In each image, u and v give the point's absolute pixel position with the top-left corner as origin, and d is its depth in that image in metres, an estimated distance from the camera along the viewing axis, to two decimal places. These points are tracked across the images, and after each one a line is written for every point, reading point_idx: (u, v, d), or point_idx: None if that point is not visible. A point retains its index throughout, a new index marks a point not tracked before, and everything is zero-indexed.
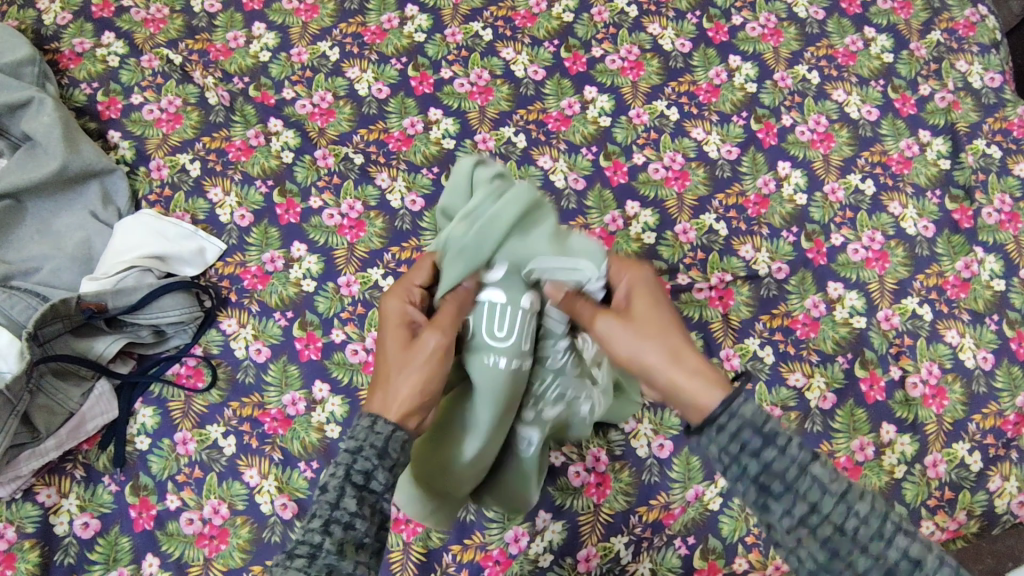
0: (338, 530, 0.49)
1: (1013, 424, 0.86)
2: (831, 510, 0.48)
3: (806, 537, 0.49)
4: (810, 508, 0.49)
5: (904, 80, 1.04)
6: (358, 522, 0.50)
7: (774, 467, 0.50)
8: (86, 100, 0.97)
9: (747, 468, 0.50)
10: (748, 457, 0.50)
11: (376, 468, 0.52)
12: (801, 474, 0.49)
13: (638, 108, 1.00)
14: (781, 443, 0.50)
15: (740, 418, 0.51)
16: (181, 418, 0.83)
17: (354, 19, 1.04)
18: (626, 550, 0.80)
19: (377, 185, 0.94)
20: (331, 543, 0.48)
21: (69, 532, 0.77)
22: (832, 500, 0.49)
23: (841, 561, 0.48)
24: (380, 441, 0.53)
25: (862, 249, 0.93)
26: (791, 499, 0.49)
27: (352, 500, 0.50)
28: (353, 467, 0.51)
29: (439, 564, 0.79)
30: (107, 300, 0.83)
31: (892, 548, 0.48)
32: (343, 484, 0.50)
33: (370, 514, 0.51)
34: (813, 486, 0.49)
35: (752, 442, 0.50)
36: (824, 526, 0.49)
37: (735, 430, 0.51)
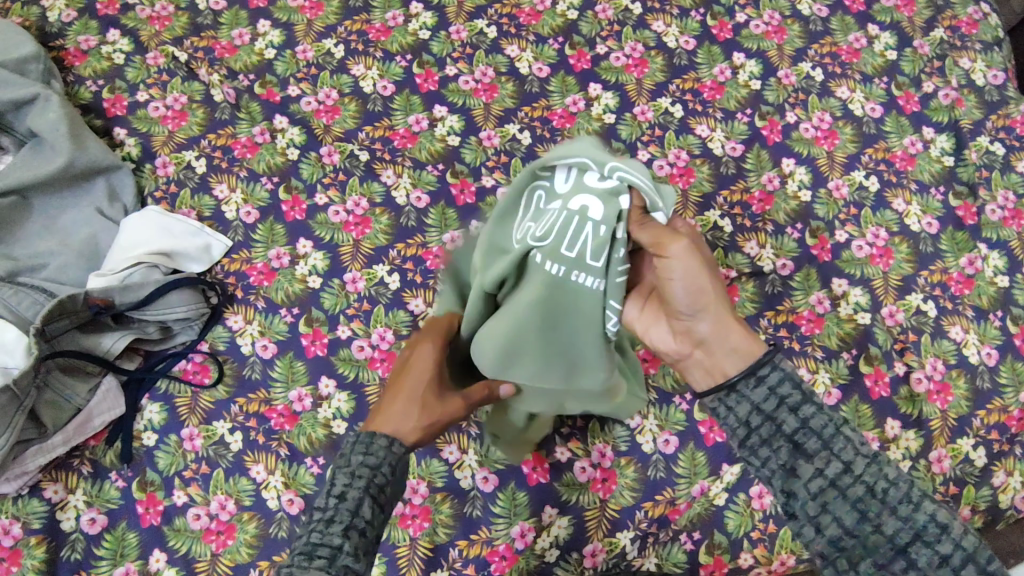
0: (355, 535, 0.51)
1: (1017, 419, 0.86)
2: (862, 471, 0.49)
3: (835, 500, 0.49)
4: (843, 467, 0.50)
5: (908, 77, 1.04)
6: (372, 530, 0.52)
7: (811, 423, 0.52)
8: (91, 97, 0.97)
9: (782, 424, 0.52)
10: (785, 414, 0.53)
11: (389, 482, 0.54)
12: (836, 434, 0.51)
13: (643, 106, 1.00)
14: (819, 404, 0.53)
15: (781, 372, 0.54)
16: (188, 414, 0.83)
17: (358, 17, 1.05)
18: (632, 546, 0.81)
19: (383, 182, 0.94)
20: (349, 546, 0.50)
21: (76, 527, 0.78)
22: (864, 461, 0.50)
23: (868, 522, 0.48)
24: (396, 457, 0.55)
25: (867, 246, 0.93)
26: (825, 457, 0.50)
27: (368, 510, 0.52)
28: (373, 479, 0.53)
29: (446, 559, 0.79)
30: (114, 296, 0.83)
31: (922, 511, 0.47)
32: (363, 495, 0.52)
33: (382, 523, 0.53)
34: (847, 446, 0.51)
35: (791, 398, 0.53)
36: (855, 487, 0.49)
37: (775, 382, 0.54)
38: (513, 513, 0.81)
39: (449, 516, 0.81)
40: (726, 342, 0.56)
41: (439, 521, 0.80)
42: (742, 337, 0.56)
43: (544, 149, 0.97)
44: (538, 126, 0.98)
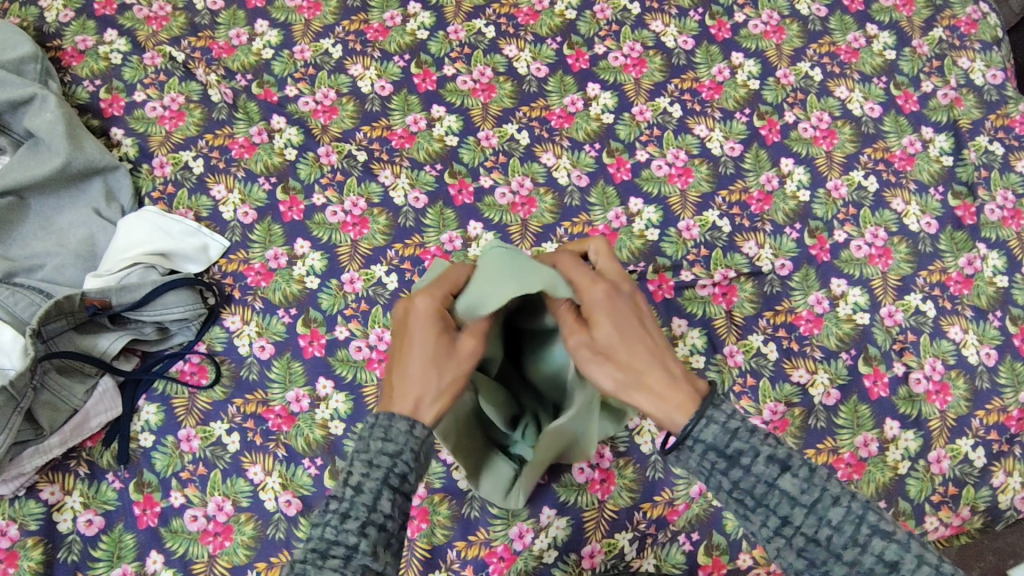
0: (373, 532, 0.51)
1: (1017, 419, 0.86)
2: (802, 523, 0.50)
3: (785, 548, 0.51)
4: (782, 521, 0.51)
5: (907, 77, 1.04)
6: (390, 524, 0.52)
7: (743, 484, 0.52)
8: (88, 97, 0.97)
9: (720, 483, 0.53)
10: (719, 475, 0.53)
11: (409, 471, 0.54)
12: (768, 490, 0.51)
13: (641, 105, 1.00)
14: (746, 463, 0.52)
15: (702, 444, 0.53)
16: (185, 415, 0.83)
17: (357, 17, 1.04)
18: (631, 546, 0.81)
19: (381, 182, 0.94)
20: (365, 544, 0.50)
21: (72, 529, 0.77)
22: (803, 512, 0.50)
23: (818, 569, 0.49)
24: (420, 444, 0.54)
25: (866, 246, 0.93)
26: (765, 513, 0.51)
27: (386, 502, 0.52)
28: (392, 469, 0.53)
29: (444, 560, 0.79)
30: (111, 297, 0.82)
31: (869, 553, 0.48)
32: (380, 488, 0.52)
33: (399, 515, 0.53)
34: (782, 501, 0.50)
35: (718, 463, 0.53)
36: (798, 538, 0.50)
37: (701, 452, 0.53)
38: (511, 513, 0.81)
39: (447, 517, 0.80)
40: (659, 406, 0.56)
41: (437, 522, 0.80)
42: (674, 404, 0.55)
43: (542, 149, 0.97)
44: (536, 126, 0.98)
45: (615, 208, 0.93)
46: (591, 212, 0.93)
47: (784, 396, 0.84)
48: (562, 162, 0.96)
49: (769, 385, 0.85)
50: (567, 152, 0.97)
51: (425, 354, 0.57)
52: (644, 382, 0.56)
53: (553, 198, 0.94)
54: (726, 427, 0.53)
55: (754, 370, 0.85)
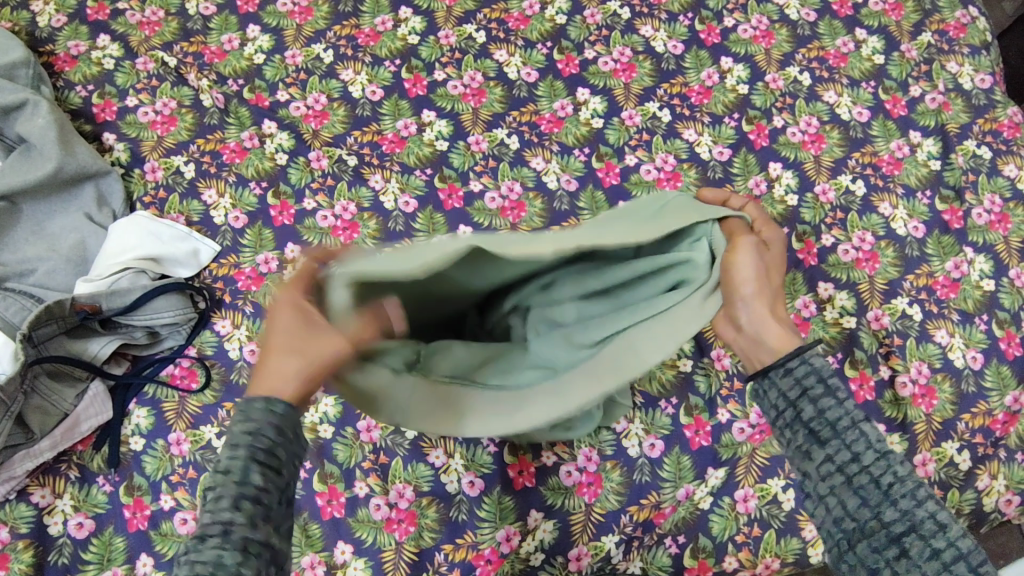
0: (248, 506, 0.45)
1: (1002, 423, 0.87)
2: (871, 463, 0.52)
3: (840, 486, 0.52)
4: (851, 457, 0.52)
5: (895, 81, 1.04)
6: (266, 495, 0.46)
7: (827, 414, 0.54)
8: (81, 102, 0.97)
9: (802, 412, 0.55)
10: (805, 402, 0.55)
11: (277, 445, 0.48)
12: (851, 427, 0.53)
13: (631, 110, 1.00)
14: (840, 398, 0.55)
15: (809, 366, 0.57)
16: (175, 419, 0.84)
17: (347, 22, 1.05)
18: (617, 550, 0.82)
19: (371, 186, 0.95)
20: (242, 517, 0.45)
21: (63, 532, 0.78)
22: (873, 455, 0.52)
23: (870, 511, 0.50)
24: (277, 417, 0.49)
25: (853, 250, 0.94)
26: (837, 446, 0.53)
27: (259, 476, 0.46)
28: (255, 446, 0.47)
29: (431, 563, 0.80)
30: (101, 301, 0.83)
31: (923, 508, 0.50)
32: (246, 463, 0.46)
33: (277, 488, 0.47)
34: (859, 440, 0.53)
35: (814, 389, 0.55)
36: (861, 476, 0.52)
37: (801, 374, 0.56)
38: (498, 517, 0.81)
39: (435, 520, 0.81)
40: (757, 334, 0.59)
41: (425, 525, 0.81)
42: (775, 335, 0.59)
43: (532, 154, 0.97)
44: (525, 131, 0.99)
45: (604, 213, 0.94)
46: (579, 216, 0.94)
47: None
48: (551, 167, 0.97)
49: None
50: (556, 157, 0.97)
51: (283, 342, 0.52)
52: (776, 308, 0.60)
53: (543, 203, 0.95)
54: (830, 366, 0.57)
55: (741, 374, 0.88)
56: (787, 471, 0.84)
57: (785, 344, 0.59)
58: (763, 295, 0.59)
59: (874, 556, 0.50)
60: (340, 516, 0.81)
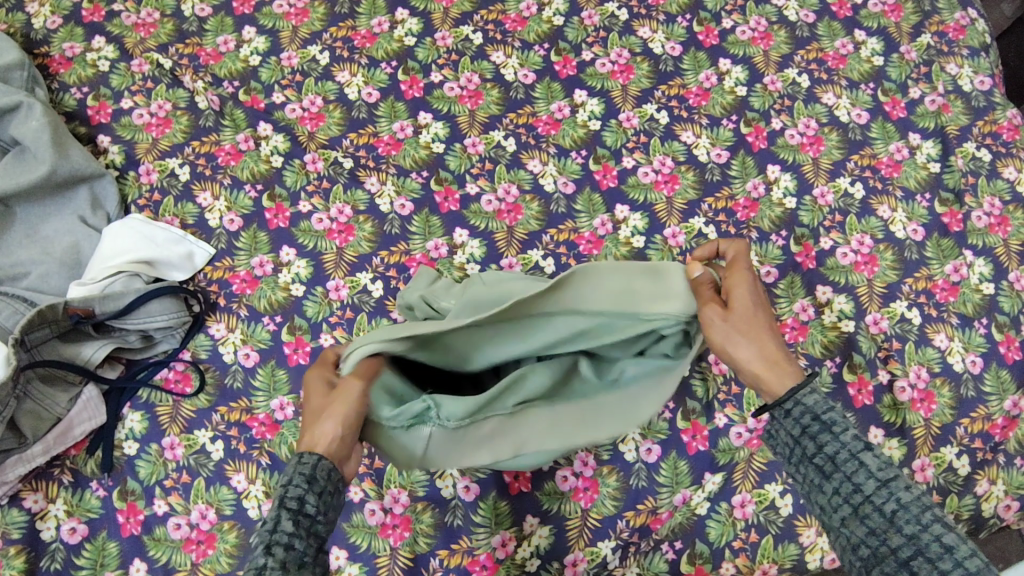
0: (279, 551, 0.48)
1: (1001, 427, 0.86)
2: (873, 492, 0.53)
3: (850, 517, 0.53)
4: (854, 488, 0.53)
5: (894, 83, 1.03)
6: (297, 542, 0.49)
7: (827, 448, 0.56)
8: (76, 104, 0.97)
9: (806, 449, 0.57)
10: (808, 440, 0.58)
11: (307, 493, 0.52)
12: (850, 458, 0.55)
13: (628, 112, 1.00)
14: (837, 431, 0.57)
15: (802, 406, 0.59)
16: (169, 423, 0.83)
17: (343, 23, 1.04)
18: (613, 555, 0.81)
19: (367, 189, 0.94)
20: (274, 561, 0.47)
21: (56, 537, 0.78)
22: (875, 484, 0.53)
23: (878, 539, 0.51)
24: (308, 468, 0.53)
25: (851, 253, 0.93)
26: (840, 479, 0.54)
27: (290, 522, 0.49)
28: (287, 495, 0.51)
29: (426, 569, 0.79)
30: (94, 306, 0.82)
31: (928, 532, 0.49)
32: (277, 512, 0.50)
33: (307, 534, 0.50)
34: (860, 471, 0.54)
35: (812, 426, 0.58)
36: (866, 505, 0.52)
37: (798, 414, 0.59)
38: (494, 522, 0.81)
39: (430, 525, 0.81)
40: (762, 373, 0.62)
41: (420, 531, 0.81)
42: (777, 376, 0.61)
43: (529, 156, 0.97)
44: (522, 133, 0.98)
45: (601, 216, 0.94)
46: (576, 219, 0.94)
47: None
48: (548, 169, 0.96)
49: (754, 393, 0.87)
50: (553, 159, 0.97)
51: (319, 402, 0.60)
52: (768, 355, 0.62)
53: (539, 206, 0.94)
54: (826, 400, 0.59)
55: (739, 378, 0.88)
56: (785, 476, 0.83)
57: (780, 383, 0.61)
58: (741, 343, 0.62)
59: None
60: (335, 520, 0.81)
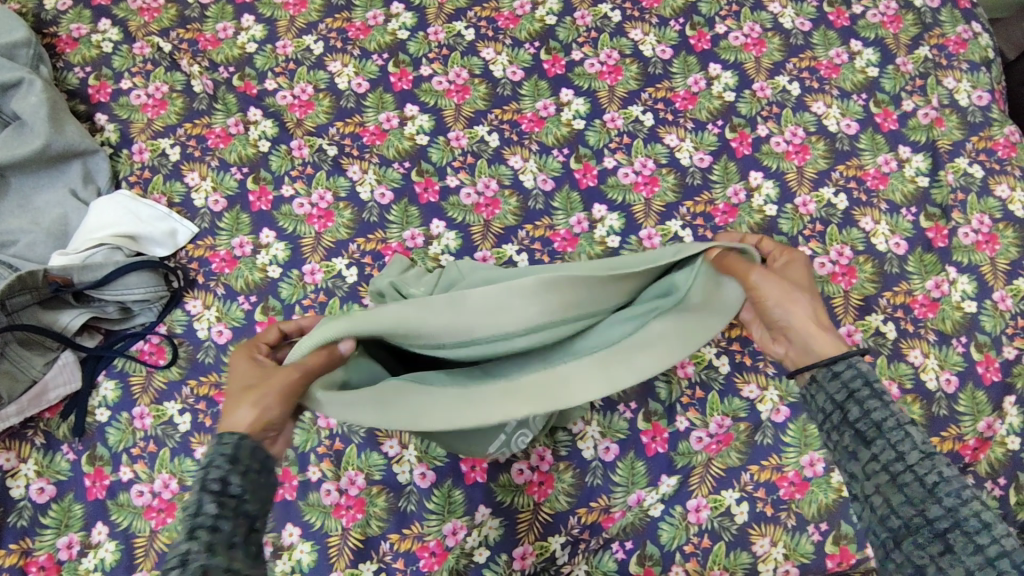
0: (204, 534, 0.45)
1: (972, 448, 0.84)
2: (914, 462, 0.50)
3: (885, 484, 0.51)
4: (895, 456, 0.51)
5: (888, 95, 1.02)
6: (224, 523, 0.46)
7: (873, 414, 0.54)
8: (78, 83, 1.01)
9: (849, 413, 0.55)
10: (853, 404, 0.55)
11: (230, 473, 0.49)
12: (896, 427, 0.52)
13: (613, 113, 1.00)
14: (885, 399, 0.54)
15: (855, 370, 0.56)
16: (140, 393, 0.86)
17: (340, 15, 1.06)
18: (562, 551, 0.81)
19: (349, 177, 0.96)
20: (199, 545, 0.45)
21: (25, 496, 0.81)
22: (919, 455, 0.50)
23: (914, 508, 0.49)
24: (231, 447, 0.51)
25: (829, 264, 0.92)
26: (882, 446, 0.52)
27: (214, 504, 0.47)
28: (208, 476, 0.48)
29: (376, 551, 0.80)
30: (73, 275, 0.85)
31: (968, 506, 0.47)
32: (199, 494, 0.47)
33: (235, 515, 0.48)
34: (904, 440, 0.51)
35: (860, 390, 0.55)
36: (906, 474, 0.50)
37: (848, 377, 0.56)
38: (446, 510, 0.82)
39: (383, 509, 0.82)
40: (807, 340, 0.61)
41: (373, 513, 0.82)
42: (825, 343, 0.60)
43: (511, 152, 0.98)
44: (506, 129, 0.99)
45: (578, 214, 0.94)
46: (554, 216, 0.94)
47: (732, 411, 0.86)
48: (529, 166, 0.97)
49: (718, 398, 0.87)
50: (535, 156, 0.98)
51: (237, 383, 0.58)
52: (815, 318, 0.61)
53: (517, 201, 0.95)
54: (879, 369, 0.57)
55: (703, 383, 0.87)
56: (743, 484, 0.83)
57: (828, 348, 0.60)
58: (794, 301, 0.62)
59: (917, 552, 0.48)
60: (291, 498, 0.82)
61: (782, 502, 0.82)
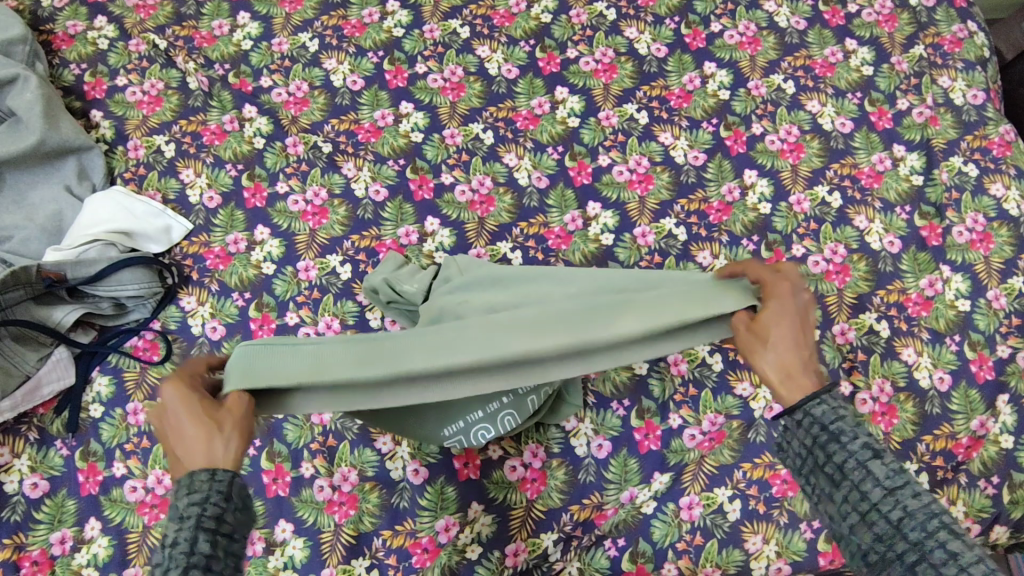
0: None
1: (965, 447, 0.84)
2: (879, 499, 0.47)
3: (856, 525, 0.48)
4: (860, 495, 0.48)
5: (882, 94, 1.02)
6: (217, 564, 0.45)
7: (834, 456, 0.50)
8: (73, 80, 1.01)
9: (814, 459, 0.52)
10: (817, 449, 0.52)
11: (225, 510, 0.47)
12: (857, 466, 0.49)
13: (608, 111, 1.00)
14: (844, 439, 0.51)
15: (812, 415, 0.53)
16: (134, 389, 0.86)
17: (335, 12, 1.06)
18: (555, 548, 0.81)
19: (344, 174, 0.96)
20: None
21: (18, 491, 0.81)
22: (881, 492, 0.48)
23: (885, 544, 0.46)
24: (226, 483, 0.48)
25: (823, 262, 0.92)
26: (847, 487, 0.49)
27: (208, 544, 0.45)
28: (203, 513, 0.46)
29: (368, 548, 0.80)
30: (66, 270, 0.85)
31: (934, 538, 0.45)
32: (193, 531, 0.45)
33: (227, 555, 0.46)
34: (866, 478, 0.49)
35: (820, 435, 0.52)
36: (874, 513, 0.47)
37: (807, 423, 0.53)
38: (439, 507, 0.82)
39: (376, 505, 0.82)
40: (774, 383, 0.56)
41: (366, 510, 0.82)
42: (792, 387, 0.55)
43: (505, 150, 0.98)
44: (501, 127, 0.99)
45: (572, 211, 0.94)
46: (548, 214, 0.94)
47: (724, 408, 0.86)
48: (523, 163, 0.97)
49: (711, 396, 0.87)
50: (529, 154, 0.98)
51: (196, 414, 0.50)
52: (785, 363, 0.55)
53: (512, 198, 0.95)
54: (838, 407, 0.53)
55: (696, 380, 0.87)
56: (735, 482, 0.83)
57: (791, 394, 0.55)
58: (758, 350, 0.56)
59: None
60: (284, 494, 0.82)
61: (774, 499, 0.82)
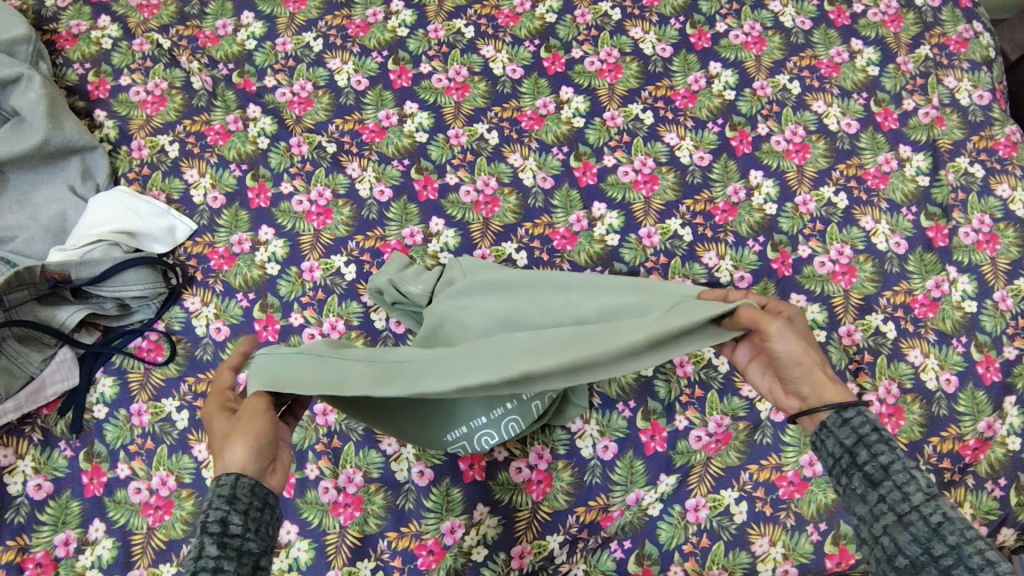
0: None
1: (973, 449, 0.83)
2: (920, 502, 0.48)
3: (892, 524, 0.49)
4: (901, 497, 0.49)
5: (888, 94, 1.02)
6: (226, 564, 0.46)
7: (880, 457, 0.52)
8: (77, 80, 1.00)
9: (857, 457, 0.53)
10: (861, 448, 0.53)
11: (230, 514, 0.49)
12: (903, 470, 0.51)
13: (613, 111, 1.00)
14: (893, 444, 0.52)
15: (864, 417, 0.55)
16: (139, 390, 0.86)
17: (340, 12, 1.06)
18: (561, 550, 0.81)
19: (348, 174, 0.96)
20: None
21: (22, 492, 0.80)
22: (923, 496, 0.49)
23: (921, 546, 0.47)
24: (228, 488, 0.50)
25: (829, 263, 0.91)
26: (889, 487, 0.50)
27: (216, 546, 0.47)
28: (207, 519, 0.48)
29: (373, 550, 0.80)
30: (70, 271, 0.85)
31: (972, 544, 0.45)
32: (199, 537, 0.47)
33: (238, 555, 0.47)
34: (909, 481, 0.50)
35: (870, 435, 0.53)
36: (911, 515, 0.48)
37: (858, 423, 0.55)
38: (444, 508, 0.81)
39: (381, 507, 0.82)
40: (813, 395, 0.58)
41: (371, 511, 0.81)
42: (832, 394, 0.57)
43: (510, 150, 0.98)
44: (506, 127, 0.99)
45: (577, 212, 0.94)
46: (553, 214, 0.94)
47: (731, 410, 0.86)
48: (529, 163, 0.97)
49: (717, 397, 0.86)
50: (534, 154, 0.97)
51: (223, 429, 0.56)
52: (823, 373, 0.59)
53: (516, 199, 0.95)
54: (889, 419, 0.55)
55: (702, 382, 0.87)
56: (742, 484, 0.82)
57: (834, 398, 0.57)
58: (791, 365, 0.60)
59: None
60: (289, 495, 0.82)
61: (781, 501, 0.82)
